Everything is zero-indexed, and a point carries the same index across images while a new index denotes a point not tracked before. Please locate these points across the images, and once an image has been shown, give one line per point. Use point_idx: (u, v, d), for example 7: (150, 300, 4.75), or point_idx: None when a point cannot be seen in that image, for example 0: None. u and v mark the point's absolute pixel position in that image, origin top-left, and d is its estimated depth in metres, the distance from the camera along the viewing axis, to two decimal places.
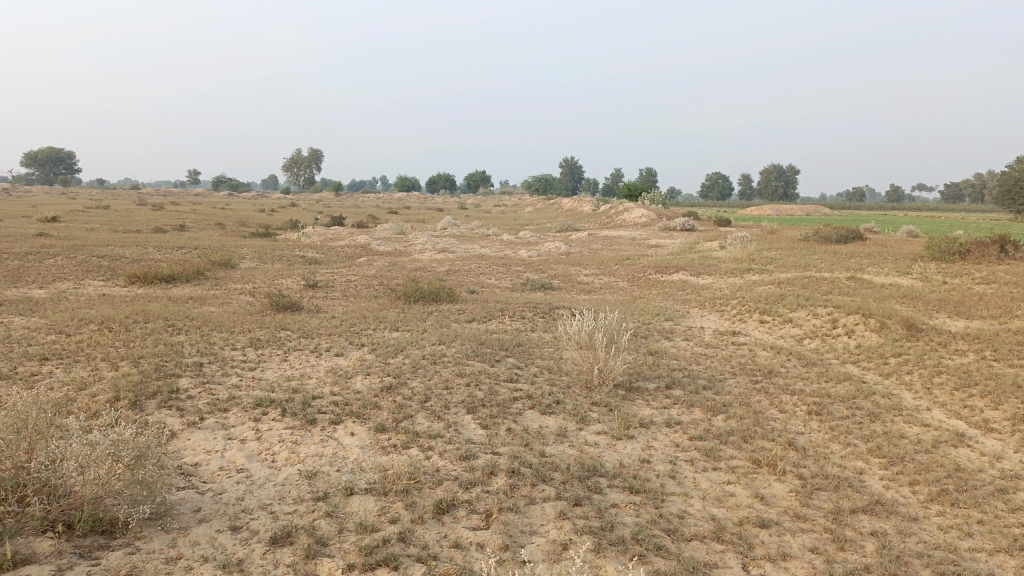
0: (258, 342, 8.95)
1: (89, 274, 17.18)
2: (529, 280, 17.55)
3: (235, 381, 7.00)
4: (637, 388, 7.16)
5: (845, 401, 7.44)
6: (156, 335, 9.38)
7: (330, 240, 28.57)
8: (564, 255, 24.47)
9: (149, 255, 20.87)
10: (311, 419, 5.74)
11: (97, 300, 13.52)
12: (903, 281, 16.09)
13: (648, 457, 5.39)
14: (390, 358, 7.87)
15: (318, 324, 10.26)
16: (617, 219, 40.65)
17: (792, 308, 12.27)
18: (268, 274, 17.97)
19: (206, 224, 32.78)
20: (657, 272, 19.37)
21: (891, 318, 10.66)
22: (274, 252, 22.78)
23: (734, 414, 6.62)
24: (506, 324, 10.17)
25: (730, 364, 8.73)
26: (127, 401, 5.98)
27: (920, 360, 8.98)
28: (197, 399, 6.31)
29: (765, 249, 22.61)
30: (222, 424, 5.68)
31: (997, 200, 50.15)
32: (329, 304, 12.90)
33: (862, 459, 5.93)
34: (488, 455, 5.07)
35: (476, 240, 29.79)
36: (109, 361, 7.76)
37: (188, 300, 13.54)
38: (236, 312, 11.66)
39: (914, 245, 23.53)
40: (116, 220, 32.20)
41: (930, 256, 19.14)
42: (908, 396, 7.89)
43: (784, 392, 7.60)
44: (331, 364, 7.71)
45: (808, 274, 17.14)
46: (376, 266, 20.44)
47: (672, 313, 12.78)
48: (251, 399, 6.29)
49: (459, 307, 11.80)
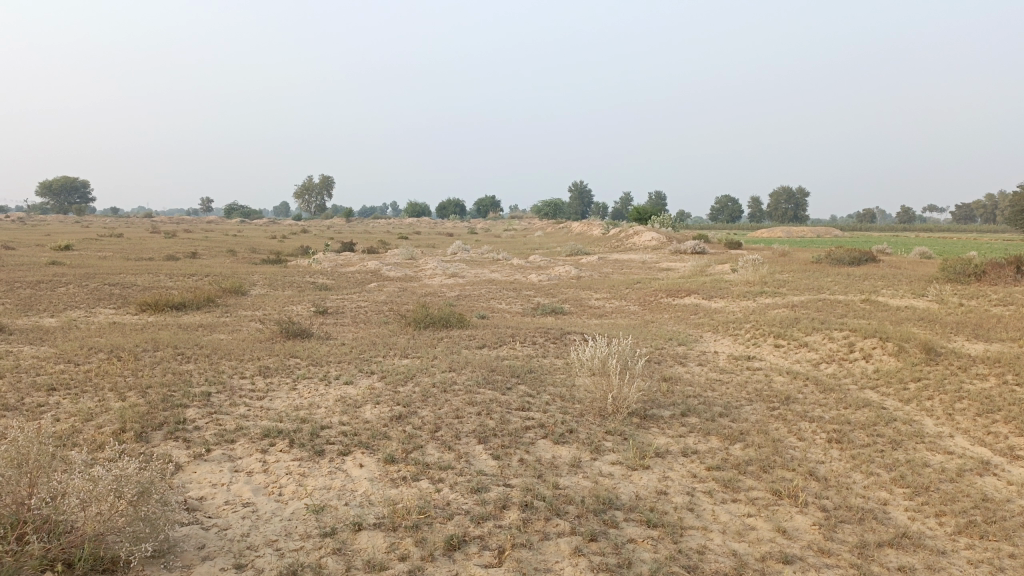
0: (267, 370, 8.86)
1: (100, 302, 17.20)
2: (540, 305, 17.45)
3: (243, 411, 6.89)
4: (651, 416, 7.01)
5: (865, 429, 7.25)
6: (164, 363, 9.32)
7: (340, 266, 28.60)
8: (575, 279, 24.39)
9: (160, 283, 20.94)
10: (319, 450, 5.63)
11: (108, 328, 13.50)
12: (919, 303, 15.88)
13: (665, 489, 5.23)
14: (400, 386, 7.76)
15: (327, 351, 10.17)
16: (627, 242, 40.58)
17: (807, 332, 12.10)
18: (278, 301, 17.95)
19: (217, 251, 32.93)
20: (668, 296, 19.23)
21: (908, 341, 10.48)
22: (285, 279, 22.80)
23: (752, 442, 6.47)
24: (517, 350, 10.04)
25: (746, 391, 8.57)
26: (133, 433, 5.89)
27: (940, 385, 8.78)
28: (204, 430, 6.21)
29: (777, 271, 22.45)
30: (229, 456, 5.57)
31: (1009, 220, 49.81)
32: (339, 331, 12.83)
33: (885, 490, 5.75)
34: (500, 488, 4.93)
35: (487, 265, 29.78)
36: (116, 391, 7.68)
37: (199, 328, 13.50)
38: (245, 340, 11.59)
39: (929, 267, 23.29)
40: (128, 248, 32.40)
41: (945, 277, 18.92)
42: (930, 422, 7.70)
43: (802, 419, 7.43)
44: (341, 393, 7.61)
45: (821, 296, 16.96)
46: (387, 292, 20.41)
47: (685, 337, 12.63)
48: (259, 430, 6.17)
49: (470, 333, 11.70)
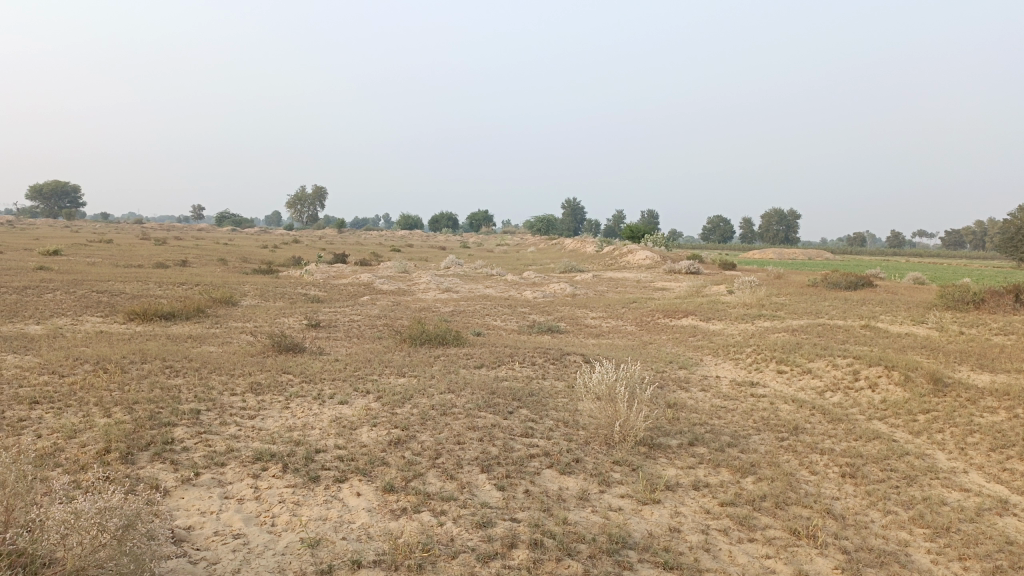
0: (259, 387, 8.57)
1: (88, 310, 16.85)
2: (536, 323, 17.24)
3: (234, 431, 6.60)
4: (658, 445, 6.77)
5: (877, 463, 7.02)
6: (152, 377, 9.00)
7: (333, 277, 28.28)
8: (570, 298, 24.16)
9: (149, 291, 20.59)
10: (314, 476, 5.35)
11: (95, 338, 13.16)
12: (919, 330, 15.73)
13: (678, 526, 4.98)
14: (397, 407, 7.49)
15: (321, 367, 9.88)
16: (621, 260, 40.46)
17: (810, 358, 11.89)
18: (270, 313, 17.63)
19: (208, 259, 32.60)
20: (665, 317, 19.02)
21: (915, 370, 10.28)
22: (276, 289, 22.48)
23: (764, 475, 6.22)
24: (516, 371, 9.78)
25: (753, 419, 8.33)
26: (118, 453, 5.59)
27: (950, 417, 8.57)
28: (193, 451, 5.91)
29: (774, 294, 22.33)
30: (219, 481, 5.28)
31: (999, 248, 50.00)
32: (333, 346, 12.54)
33: (905, 530, 5.51)
34: (506, 522, 4.67)
35: (481, 280, 29.55)
36: (101, 406, 7.38)
37: (188, 339, 13.18)
38: (236, 353, 11.28)
39: (926, 293, 23.17)
40: (118, 254, 32.01)
41: (943, 304, 18.79)
42: (942, 457, 7.48)
43: (813, 451, 7.19)
44: (336, 413, 7.32)
45: (820, 321, 16.79)
46: (380, 305, 20.13)
47: (685, 360, 12.40)
48: (251, 452, 5.89)
49: (467, 351, 11.42)
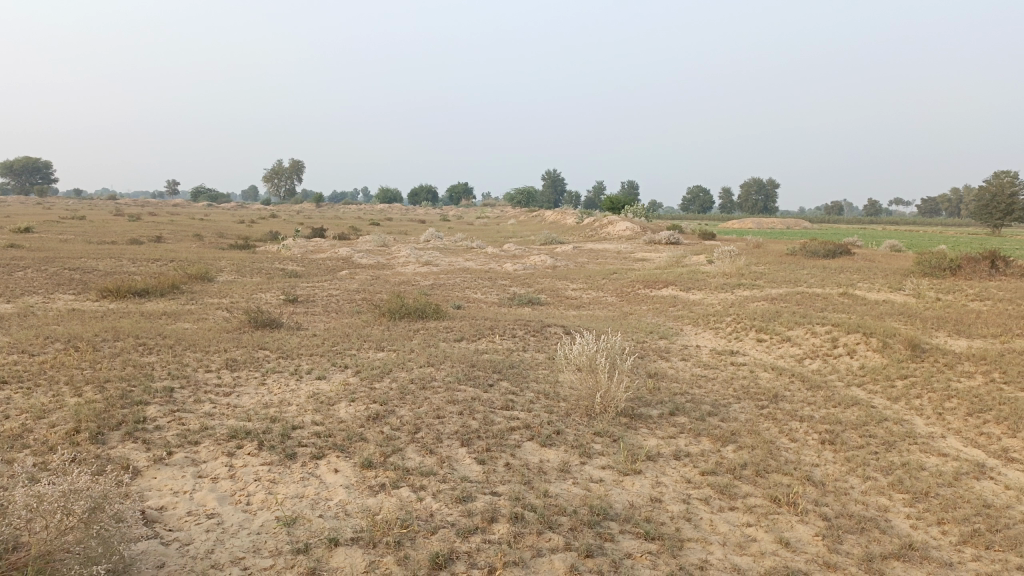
0: (234, 363, 8.43)
1: (60, 288, 16.53)
2: (516, 295, 17.15)
3: (208, 408, 6.47)
4: (639, 415, 6.73)
5: (856, 429, 7.04)
6: (125, 355, 8.84)
7: (311, 252, 27.97)
8: (550, 269, 24.08)
9: (123, 268, 20.25)
10: (290, 453, 5.26)
11: (67, 316, 12.90)
12: (897, 297, 15.83)
13: (659, 496, 4.96)
14: (376, 381, 7.39)
15: (298, 343, 9.74)
16: (601, 231, 40.40)
17: (789, 326, 11.91)
18: (247, 288, 17.40)
19: (183, 235, 32.13)
20: (645, 288, 19.01)
21: (893, 336, 10.33)
22: (254, 265, 22.20)
23: (745, 443, 6.21)
24: (496, 344, 9.71)
25: (733, 388, 8.33)
26: (88, 433, 5.46)
27: (928, 383, 8.63)
28: (166, 430, 5.80)
29: (753, 263, 22.38)
30: (193, 460, 5.18)
31: (974, 215, 50.42)
32: (311, 321, 12.40)
33: (884, 495, 5.53)
34: (486, 496, 4.61)
35: (460, 252, 29.38)
36: (72, 385, 7.22)
37: (163, 316, 12.97)
38: (212, 330, 11.10)
39: (904, 260, 23.33)
40: (92, 231, 31.47)
41: (920, 271, 18.91)
42: (921, 422, 7.52)
43: (793, 419, 7.20)
44: (313, 389, 7.22)
45: (799, 289, 16.86)
46: (359, 280, 19.94)
47: (665, 330, 12.39)
48: (226, 430, 5.77)
49: (446, 324, 11.33)
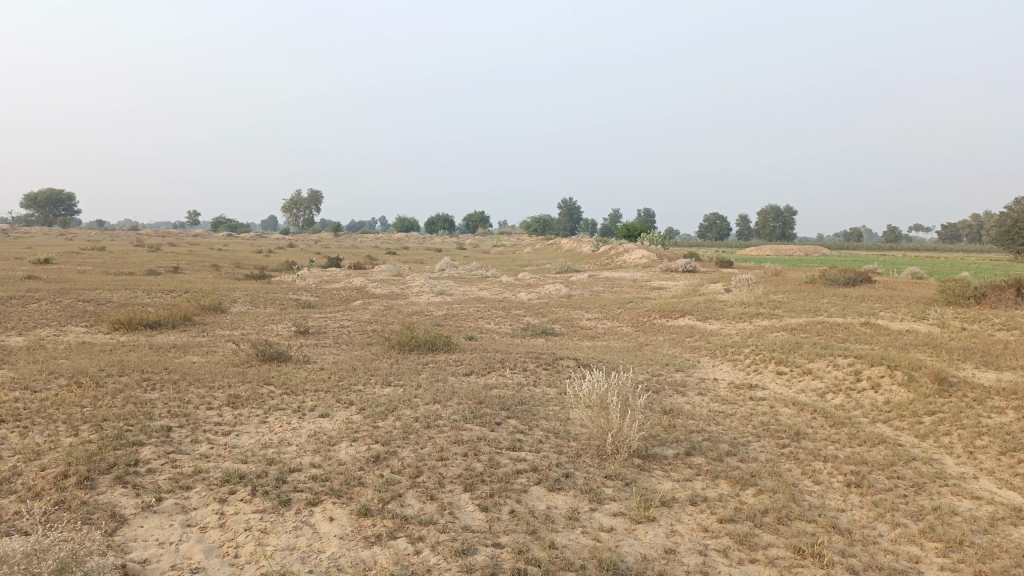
0: (237, 399, 8.22)
1: (72, 320, 16.46)
2: (530, 325, 16.90)
3: (205, 449, 6.24)
4: (653, 456, 6.42)
5: (883, 471, 6.69)
6: (127, 391, 8.64)
7: (326, 282, 27.88)
8: (565, 299, 23.83)
9: (137, 299, 20.23)
10: (285, 499, 5.00)
11: (76, 349, 12.77)
12: (920, 327, 15.41)
13: (674, 547, 4.65)
14: (380, 420, 7.13)
15: (304, 378, 9.52)
16: (617, 259, 40.13)
17: (810, 358, 11.54)
18: (258, 320, 17.27)
19: (200, 265, 32.21)
20: (662, 317, 18.69)
21: (919, 369, 9.95)
22: (267, 295, 22.11)
23: (765, 487, 5.88)
24: (507, 378, 9.44)
25: (752, 425, 7.99)
26: (77, 478, 5.24)
27: (958, 419, 8.24)
28: (158, 473, 5.57)
29: (772, 292, 22.02)
30: (182, 507, 4.95)
31: (996, 240, 49.69)
32: (320, 354, 12.21)
33: (915, 544, 5.18)
34: (488, 549, 4.33)
35: (475, 282, 29.21)
36: (68, 424, 7.01)
37: (172, 349, 12.82)
38: (219, 364, 10.92)
39: (927, 288, 22.87)
40: (110, 262, 31.67)
41: (944, 300, 18.47)
42: (951, 461, 7.15)
43: (816, 459, 6.85)
44: (315, 427, 6.97)
45: (819, 319, 16.48)
46: (372, 311, 19.79)
47: (682, 362, 12.06)
48: (220, 473, 5.53)
49: (456, 357, 11.08)
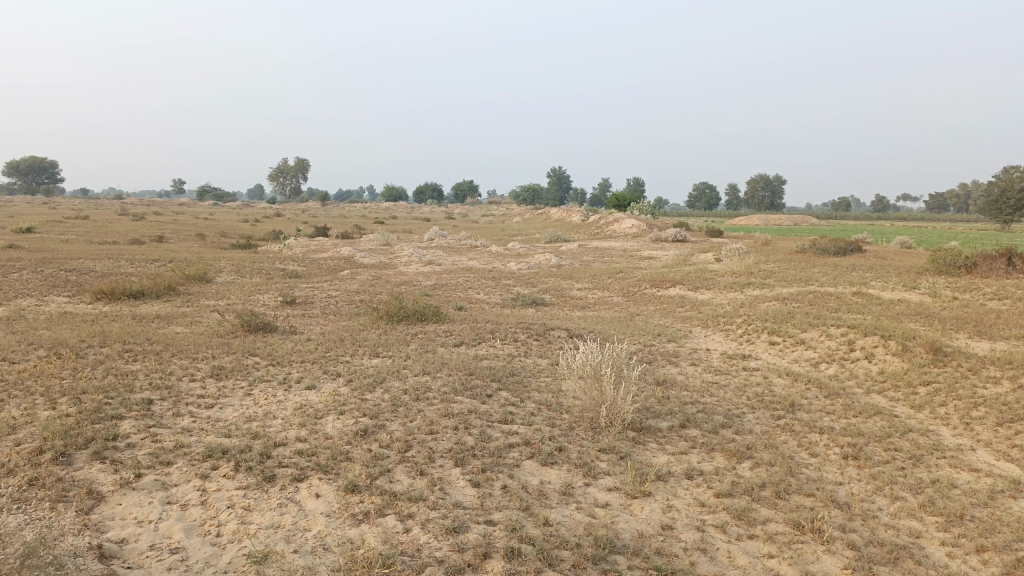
0: (221, 371, 8.01)
1: (54, 290, 16.13)
2: (519, 295, 16.72)
3: (187, 423, 6.05)
4: (647, 428, 6.29)
5: (879, 443, 6.59)
6: (108, 363, 8.41)
7: (313, 252, 27.55)
8: (555, 268, 23.65)
9: (120, 269, 19.90)
10: (269, 475, 4.84)
11: (57, 320, 12.49)
12: (912, 297, 15.34)
13: (672, 523, 4.52)
14: (368, 392, 6.96)
15: (290, 348, 9.32)
16: (607, 229, 39.92)
17: (803, 328, 11.43)
18: (244, 290, 17.00)
19: (185, 235, 31.79)
20: (652, 287, 18.55)
21: (913, 339, 9.85)
22: (254, 265, 21.81)
23: (762, 460, 5.76)
24: (497, 349, 9.28)
25: (746, 396, 7.88)
26: (52, 453, 5.05)
27: (953, 390, 8.16)
28: (138, 449, 5.38)
29: (762, 261, 21.91)
30: (162, 484, 4.77)
31: (983, 210, 49.67)
32: (307, 324, 11.99)
33: (915, 519, 5.08)
34: (479, 527, 4.19)
35: (464, 251, 28.95)
36: (46, 397, 6.79)
37: (156, 319, 12.57)
38: (203, 334, 10.69)
39: (917, 258, 22.78)
40: (93, 231, 31.19)
41: (935, 269, 18.39)
42: (947, 433, 7.06)
43: (812, 431, 6.74)
44: (301, 400, 6.80)
45: (811, 289, 16.37)
46: (360, 280, 19.53)
47: (674, 333, 11.93)
48: (202, 449, 5.35)
49: (446, 328, 10.90)
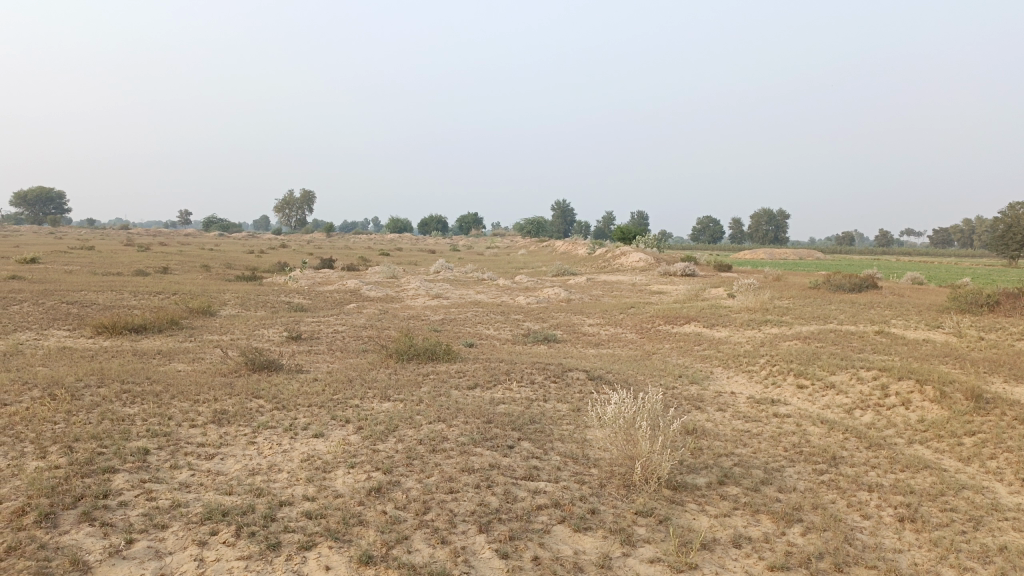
0: (224, 416, 7.55)
1: (54, 323, 15.72)
2: (531, 331, 16.26)
3: (186, 477, 5.59)
4: (684, 486, 5.81)
5: (933, 502, 6.07)
6: (103, 406, 7.95)
7: (318, 285, 27.14)
8: (565, 303, 23.22)
9: (122, 301, 19.49)
10: (273, 542, 4.36)
11: (56, 355, 12.05)
12: (937, 336, 14.83)
13: None
14: (380, 442, 6.49)
15: (297, 390, 8.86)
16: (614, 262, 39.54)
17: (831, 370, 10.92)
18: (248, 324, 16.55)
19: (190, 266, 31.51)
20: (666, 323, 18.08)
21: (950, 384, 9.32)
22: (258, 298, 21.42)
23: (813, 524, 5.27)
24: (514, 393, 8.79)
25: (782, 447, 7.38)
26: (36, 515, 4.57)
27: (1002, 440, 7.63)
28: (132, 508, 4.91)
29: (777, 297, 21.45)
30: (157, 552, 4.30)
31: (991, 244, 49.18)
32: (313, 362, 11.53)
33: None
34: None
35: (472, 285, 28.57)
36: (35, 445, 6.32)
37: (157, 356, 12.13)
38: (206, 373, 10.24)
39: (935, 295, 22.17)
40: (97, 261, 30.88)
41: (956, 307, 17.88)
42: (1003, 490, 6.54)
43: (859, 489, 6.24)
44: (308, 450, 6.32)
45: (831, 327, 15.89)
46: (366, 314, 19.10)
47: (695, 374, 11.43)
48: (202, 509, 4.87)
49: (458, 368, 10.43)
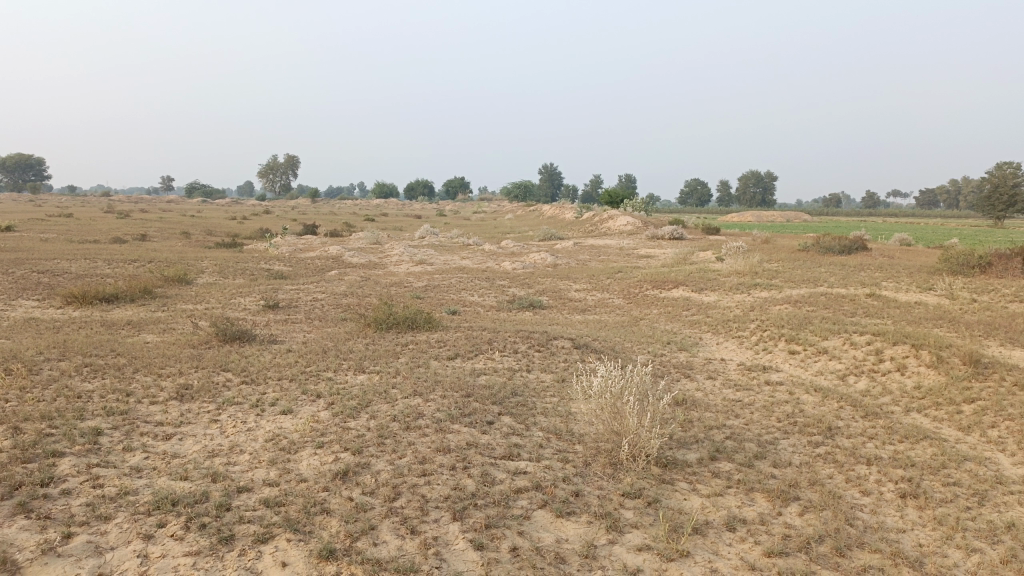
0: (188, 391, 7.12)
1: (22, 294, 15.13)
2: (516, 298, 15.83)
3: (139, 461, 5.17)
4: (674, 463, 5.46)
5: (934, 476, 5.76)
6: (61, 382, 7.49)
7: (300, 251, 26.55)
8: (551, 268, 22.80)
9: (96, 270, 18.89)
10: (226, 536, 3.97)
11: (20, 328, 11.51)
12: (929, 299, 14.52)
13: None
14: (351, 418, 6.10)
15: (268, 362, 8.43)
16: (601, 226, 39.02)
17: (823, 335, 10.60)
18: (225, 292, 16.02)
19: (169, 233, 30.75)
20: (653, 288, 17.71)
21: (947, 348, 9.00)
22: (237, 265, 20.84)
23: (811, 503, 4.94)
24: (496, 363, 8.40)
25: (776, 417, 7.05)
26: None
27: (1002, 406, 7.32)
28: (75, 498, 4.49)
29: (765, 260, 21.11)
30: (97, 547, 3.90)
31: (977, 204, 48.91)
32: (289, 332, 11.09)
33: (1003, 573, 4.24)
34: None
35: (457, 250, 28.05)
36: None
37: (127, 327, 11.61)
38: (175, 345, 9.77)
39: (924, 257, 21.88)
40: (74, 228, 30.05)
41: (947, 269, 17.57)
42: (1006, 461, 6.24)
43: (858, 462, 5.92)
44: (274, 429, 5.92)
45: (821, 290, 15.55)
46: (348, 281, 18.59)
47: (684, 340, 11.08)
48: (152, 498, 4.46)
49: (438, 337, 10.03)
